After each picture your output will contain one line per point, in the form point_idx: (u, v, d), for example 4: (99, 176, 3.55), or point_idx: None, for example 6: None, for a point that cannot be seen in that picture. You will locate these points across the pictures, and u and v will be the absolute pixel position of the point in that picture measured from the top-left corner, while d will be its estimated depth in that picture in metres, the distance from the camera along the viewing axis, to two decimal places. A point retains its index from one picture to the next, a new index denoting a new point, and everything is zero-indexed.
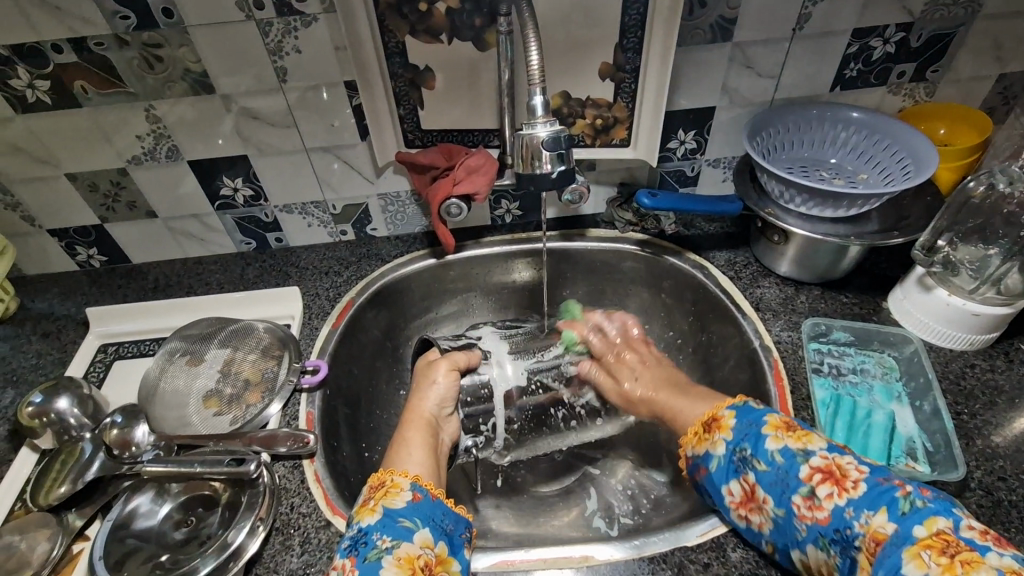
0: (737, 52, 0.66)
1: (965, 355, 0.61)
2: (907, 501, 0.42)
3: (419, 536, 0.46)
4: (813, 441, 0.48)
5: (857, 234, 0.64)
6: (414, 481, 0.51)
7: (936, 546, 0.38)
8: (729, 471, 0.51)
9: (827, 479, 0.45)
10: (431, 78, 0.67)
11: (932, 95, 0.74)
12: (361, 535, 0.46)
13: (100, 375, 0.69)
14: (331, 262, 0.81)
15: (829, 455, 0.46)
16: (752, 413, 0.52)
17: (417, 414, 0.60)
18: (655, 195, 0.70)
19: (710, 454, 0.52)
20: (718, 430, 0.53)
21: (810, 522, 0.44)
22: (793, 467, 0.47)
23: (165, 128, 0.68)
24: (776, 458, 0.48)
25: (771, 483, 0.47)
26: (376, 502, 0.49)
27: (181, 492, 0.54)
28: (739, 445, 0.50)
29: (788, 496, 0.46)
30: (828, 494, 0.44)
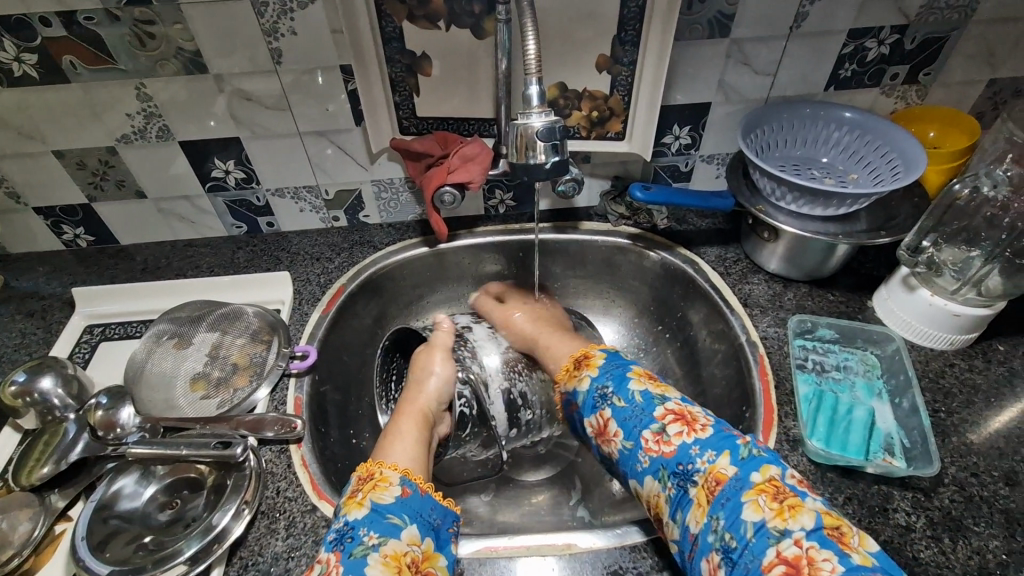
0: (734, 49, 0.67)
1: (946, 355, 0.62)
2: (747, 449, 0.47)
3: (406, 533, 0.46)
4: (669, 391, 0.54)
5: (845, 233, 0.65)
6: (403, 475, 0.50)
7: (769, 492, 0.43)
8: (590, 406, 0.57)
9: (678, 420, 0.50)
10: (427, 65, 0.66)
11: (923, 98, 0.75)
12: (348, 529, 0.45)
13: (85, 356, 0.68)
14: (322, 248, 0.81)
15: (682, 403, 0.52)
16: (619, 359, 0.59)
17: (416, 405, 0.61)
18: (648, 189, 0.70)
19: (578, 390, 0.59)
20: (586, 368, 0.60)
21: (653, 454, 0.50)
22: (649, 407, 0.52)
23: (156, 107, 0.67)
24: (636, 397, 0.53)
25: (626, 417, 0.53)
26: (365, 496, 0.48)
27: (166, 475, 0.54)
28: (602, 384, 0.56)
29: (638, 430, 0.51)
30: (678, 432, 0.50)
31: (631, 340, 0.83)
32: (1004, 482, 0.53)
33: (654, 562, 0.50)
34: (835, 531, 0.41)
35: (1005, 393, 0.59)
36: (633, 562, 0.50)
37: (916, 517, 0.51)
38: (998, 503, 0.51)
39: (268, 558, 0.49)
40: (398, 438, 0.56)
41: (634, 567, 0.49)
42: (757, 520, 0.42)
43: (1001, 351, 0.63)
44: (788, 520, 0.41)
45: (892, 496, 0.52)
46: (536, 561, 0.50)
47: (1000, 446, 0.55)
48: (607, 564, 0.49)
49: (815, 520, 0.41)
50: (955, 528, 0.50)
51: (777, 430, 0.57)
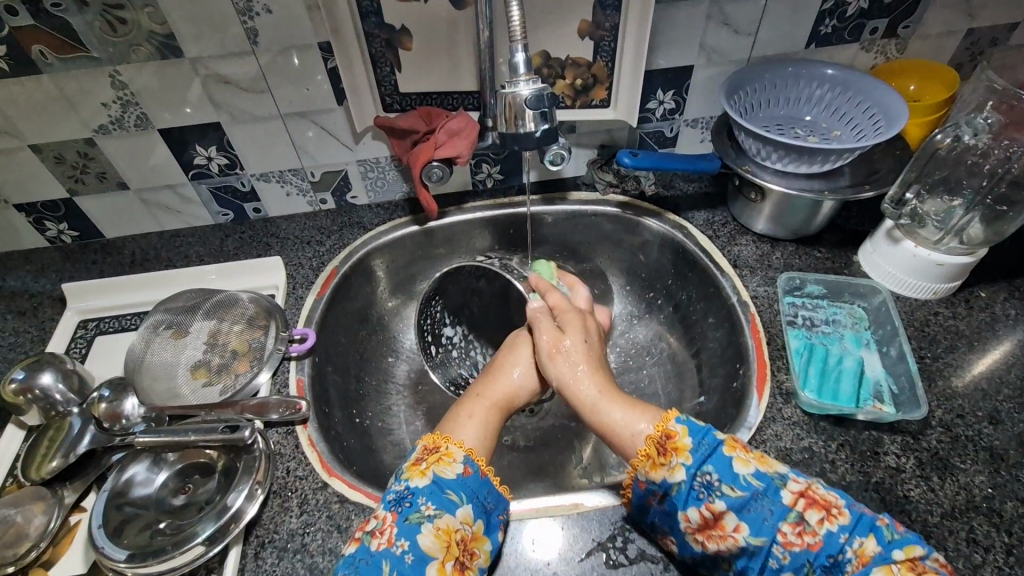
0: (715, 9, 0.66)
1: (930, 303, 0.64)
2: (888, 529, 0.44)
3: (462, 511, 0.47)
4: (775, 464, 0.48)
5: (830, 189, 0.66)
6: (466, 455, 0.51)
7: (916, 570, 0.41)
8: (690, 498, 0.47)
9: (812, 505, 0.45)
10: (406, 39, 0.65)
11: (902, 52, 0.75)
12: (408, 494, 0.48)
13: (83, 350, 0.68)
14: (311, 231, 0.80)
15: (801, 479, 0.47)
16: (704, 431, 0.49)
17: (498, 390, 0.60)
18: (635, 155, 0.69)
19: (669, 481, 0.48)
20: (676, 453, 0.48)
21: (795, 548, 0.44)
22: (775, 494, 0.46)
23: (131, 95, 0.66)
24: (752, 482, 0.46)
25: (748, 508, 0.45)
26: (429, 465, 0.49)
27: (177, 460, 0.55)
28: (702, 469, 0.47)
29: (771, 523, 0.45)
30: (819, 519, 0.44)
31: (624, 308, 0.84)
32: (987, 421, 0.55)
33: None
34: None
35: (986, 337, 0.62)
36: (639, 516, 0.51)
37: (905, 459, 0.53)
38: (982, 441, 0.54)
39: (283, 535, 0.51)
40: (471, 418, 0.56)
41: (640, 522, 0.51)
42: None
43: (983, 297, 0.65)
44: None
45: (882, 441, 0.54)
46: (545, 522, 0.52)
47: (983, 387, 0.57)
48: (614, 521, 0.51)
49: None
50: (943, 467, 0.52)
51: (771, 384, 0.59)
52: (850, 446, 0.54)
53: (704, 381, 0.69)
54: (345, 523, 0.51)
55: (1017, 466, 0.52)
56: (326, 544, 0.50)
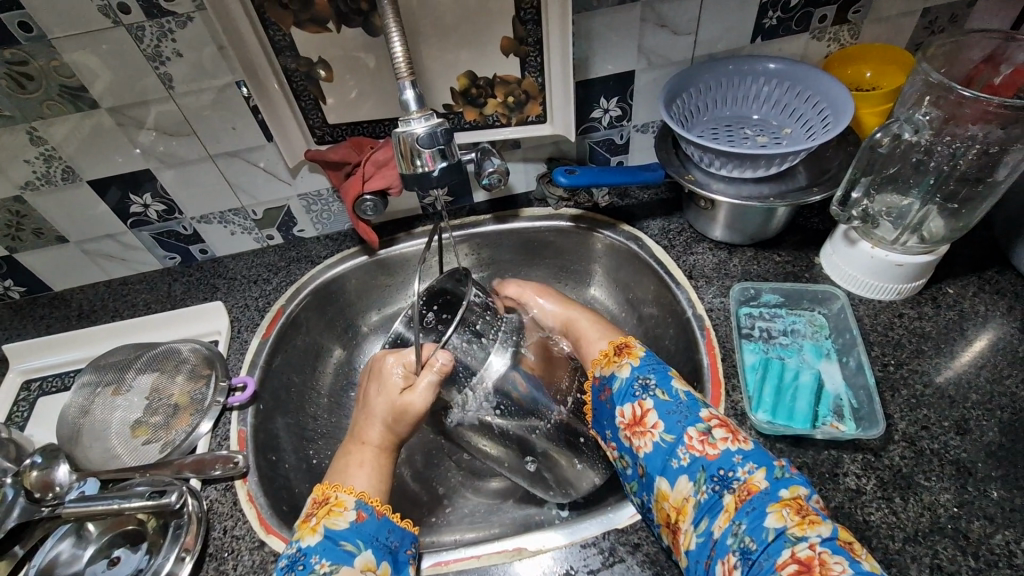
0: (648, 11, 0.63)
1: (894, 305, 0.61)
2: (782, 469, 0.45)
3: (360, 559, 0.43)
4: (711, 396, 0.51)
5: (779, 194, 0.62)
6: (359, 498, 0.47)
7: (794, 506, 0.42)
8: (627, 395, 0.52)
9: (723, 426, 0.48)
10: (327, 69, 0.63)
11: (855, 38, 0.71)
12: (300, 555, 0.43)
13: (25, 414, 0.66)
14: (259, 269, 0.78)
15: (726, 410, 0.50)
16: (662, 358, 0.55)
17: (379, 434, 0.52)
18: (571, 172, 0.67)
19: (615, 375, 0.54)
20: (627, 356, 0.54)
21: (694, 453, 0.47)
22: (694, 407, 0.50)
23: (53, 149, 0.64)
24: (681, 395, 0.51)
25: (669, 412, 0.50)
26: (318, 521, 0.45)
27: (105, 531, 0.53)
28: (644, 373, 0.52)
29: (683, 427, 0.48)
30: (723, 438, 0.47)
31: None
32: (954, 431, 0.52)
33: (603, 558, 0.49)
34: (848, 544, 0.40)
35: (955, 337, 0.58)
36: (583, 560, 0.49)
37: (866, 480, 0.50)
38: (948, 454, 0.50)
39: None
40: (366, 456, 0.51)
41: (585, 566, 0.49)
42: (778, 526, 0.41)
43: (951, 293, 0.61)
44: (807, 529, 0.40)
45: (842, 460, 0.51)
46: (486, 571, 0.49)
47: (950, 394, 0.54)
48: (558, 566, 0.49)
49: (831, 531, 0.40)
50: (906, 486, 0.49)
51: (726, 405, 0.56)
52: (809, 468, 0.51)
53: None
54: None
55: (986, 481, 0.49)
56: None
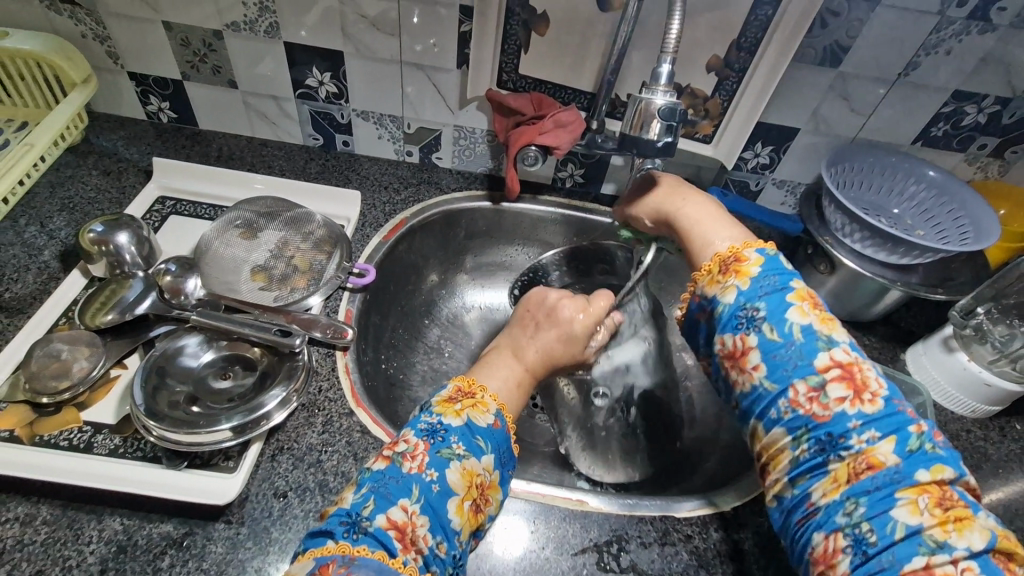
0: (839, 82, 0.68)
1: (965, 420, 0.65)
2: (918, 441, 0.38)
3: (487, 459, 0.46)
4: (837, 330, 0.43)
5: (903, 283, 0.66)
6: (498, 408, 0.50)
7: (933, 495, 0.36)
8: (729, 322, 0.45)
9: (844, 380, 0.40)
10: (544, 24, 0.67)
11: (1003, 175, 0.76)
12: (441, 428, 0.46)
13: (156, 223, 0.70)
14: (390, 178, 0.83)
15: (853, 355, 0.41)
16: (778, 271, 0.46)
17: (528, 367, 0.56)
18: (724, 195, 0.73)
19: (718, 298, 0.47)
20: (734, 276, 0.46)
21: (800, 410, 0.41)
22: (810, 351, 0.41)
23: (272, 3, 0.69)
24: (793, 333, 0.42)
25: (775, 355, 0.42)
26: (462, 408, 0.48)
27: (225, 347, 0.57)
28: (752, 302, 0.44)
29: (790, 377, 0.41)
30: (840, 397, 0.39)
31: None
32: None
33: (657, 536, 0.52)
34: (1001, 557, 0.34)
35: (1014, 467, 0.62)
36: (638, 531, 0.52)
37: None
38: None
39: (302, 446, 0.53)
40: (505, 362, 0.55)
41: (638, 537, 0.52)
42: (910, 519, 0.35)
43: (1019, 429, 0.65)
44: (953, 534, 0.34)
45: None
46: (548, 508, 0.53)
47: (999, 513, 0.58)
48: (613, 528, 0.52)
49: (985, 542, 0.34)
50: None
51: None
52: None
53: (726, 428, 0.70)
54: (362, 453, 0.53)
55: None
56: (340, 467, 0.52)
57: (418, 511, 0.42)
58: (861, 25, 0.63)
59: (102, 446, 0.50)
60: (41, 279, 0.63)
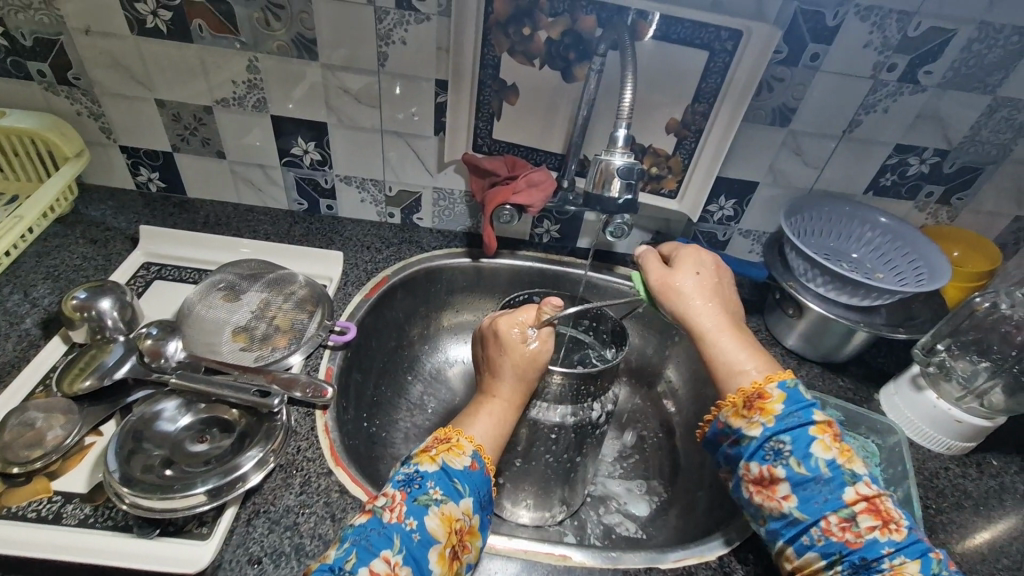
0: (790, 139, 0.73)
1: (941, 457, 0.66)
2: (937, 564, 0.44)
3: (465, 502, 0.47)
4: (855, 462, 0.48)
5: (867, 323, 0.69)
6: (475, 450, 0.51)
7: None
8: (758, 455, 0.50)
9: (870, 511, 0.46)
10: (514, 95, 0.72)
11: (952, 220, 0.80)
12: (417, 476, 0.47)
13: (140, 288, 0.71)
14: (372, 238, 0.85)
15: (874, 486, 0.47)
16: (801, 404, 0.50)
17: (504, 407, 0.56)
18: (692, 245, 0.76)
19: (748, 432, 0.51)
20: (761, 413, 0.51)
21: (833, 538, 0.46)
22: (838, 486, 0.47)
23: (260, 80, 0.74)
24: (822, 468, 0.47)
25: (806, 488, 0.48)
26: (438, 453, 0.49)
27: (203, 410, 0.57)
28: (779, 436, 0.49)
29: (822, 509, 0.47)
30: (869, 525, 0.45)
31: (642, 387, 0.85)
32: None
33: None
34: None
35: (994, 504, 0.62)
36: None
37: None
38: None
39: (279, 508, 0.52)
40: (506, 375, 0.57)
41: None
42: None
43: (995, 465, 0.66)
44: None
45: None
46: (529, 565, 0.52)
47: (983, 552, 0.57)
48: None
49: None
50: None
51: None
52: None
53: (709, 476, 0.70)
54: (340, 513, 0.52)
55: None
56: (316, 529, 0.51)
57: (400, 562, 0.42)
58: (804, 89, 0.68)
59: (71, 516, 0.49)
60: (21, 346, 0.63)
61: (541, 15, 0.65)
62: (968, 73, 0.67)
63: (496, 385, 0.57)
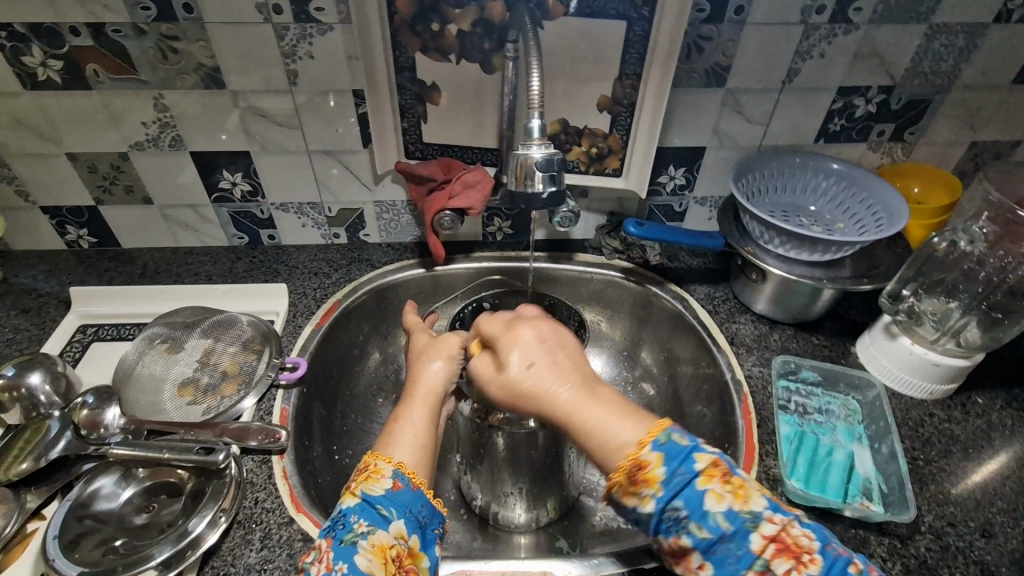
0: (729, 98, 0.70)
1: (925, 403, 0.64)
2: None
3: (395, 526, 0.45)
4: (749, 497, 0.41)
5: (831, 279, 0.67)
6: (397, 468, 0.48)
7: None
8: (661, 528, 0.42)
9: (782, 552, 0.39)
10: (436, 94, 0.69)
11: (908, 155, 0.78)
12: (340, 516, 0.45)
13: (76, 355, 0.68)
14: (320, 263, 0.82)
15: (775, 518, 0.40)
16: (679, 452, 0.42)
17: (426, 386, 0.54)
18: (642, 225, 0.72)
19: (641, 509, 0.42)
20: (647, 484, 0.42)
21: None
22: (743, 537, 0.40)
23: (171, 118, 0.70)
24: (720, 524, 0.40)
25: (715, 550, 0.40)
26: (357, 485, 0.47)
27: (146, 478, 0.54)
28: (671, 503, 0.41)
29: (738, 572, 0.39)
30: (787, 572, 0.39)
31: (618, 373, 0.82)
32: (978, 533, 0.53)
33: None
34: None
35: (982, 444, 0.60)
36: None
37: (891, 564, 0.51)
38: (972, 554, 0.51)
39: (239, 569, 0.49)
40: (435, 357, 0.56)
41: None
42: None
43: (980, 403, 0.64)
44: None
45: (868, 542, 0.52)
46: None
47: (975, 497, 0.56)
48: None
49: None
50: None
51: (759, 467, 0.58)
52: None
53: None
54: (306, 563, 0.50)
55: None
56: None
57: None
58: (734, 45, 0.65)
59: None
60: None
61: (447, 8, 0.62)
62: (900, 4, 0.64)
63: (423, 370, 0.55)
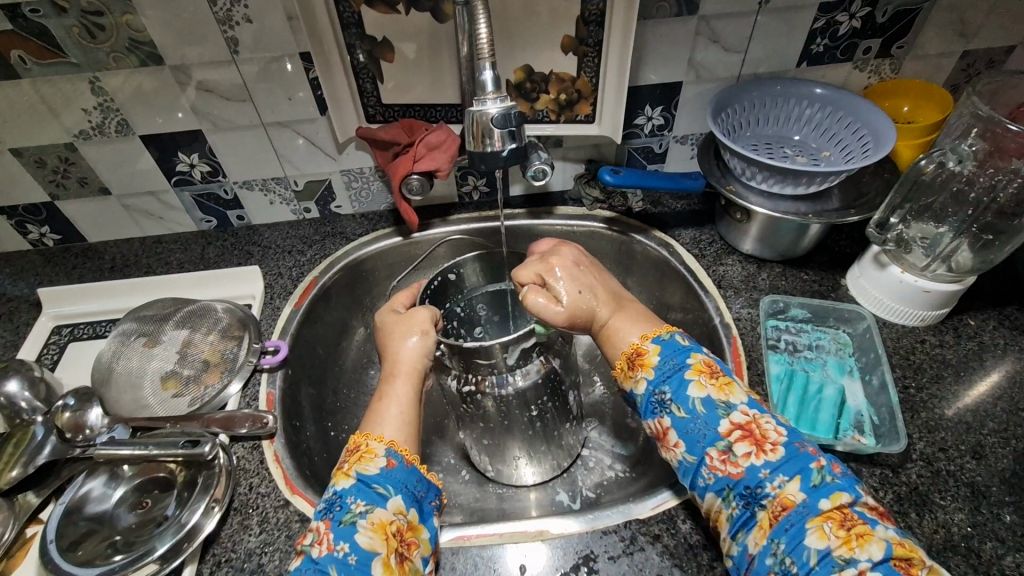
0: (703, 26, 0.65)
1: (916, 331, 0.63)
2: (819, 474, 0.42)
3: (393, 503, 0.44)
4: (733, 393, 0.47)
5: (816, 212, 0.64)
6: (389, 446, 0.47)
7: (837, 519, 0.39)
8: (648, 409, 0.49)
9: (746, 438, 0.44)
10: (389, 50, 0.64)
11: (897, 72, 0.74)
12: (336, 498, 0.44)
13: (54, 357, 0.68)
14: (293, 240, 0.80)
15: (749, 412, 0.46)
16: (677, 351, 0.50)
17: (405, 362, 0.54)
18: (617, 172, 0.69)
19: (634, 391, 0.50)
20: (642, 368, 0.50)
21: (719, 474, 0.44)
22: (713, 420, 0.45)
23: (113, 101, 0.66)
24: (696, 407, 0.46)
25: (688, 429, 0.46)
26: (351, 466, 0.46)
27: (135, 475, 0.55)
28: (659, 387, 0.48)
29: (703, 446, 0.45)
30: (746, 453, 0.44)
31: None
32: (970, 455, 0.53)
33: (624, 546, 0.50)
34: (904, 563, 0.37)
35: (974, 366, 0.60)
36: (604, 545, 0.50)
37: (883, 493, 0.51)
38: (963, 476, 0.52)
39: (240, 554, 0.50)
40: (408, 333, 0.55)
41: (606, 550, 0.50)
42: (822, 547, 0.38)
43: (972, 325, 0.63)
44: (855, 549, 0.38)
45: (861, 473, 0.52)
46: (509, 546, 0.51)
47: (967, 420, 0.56)
48: (580, 548, 0.50)
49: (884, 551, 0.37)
50: (922, 503, 0.50)
51: None
52: None
53: None
54: None
55: (998, 504, 0.50)
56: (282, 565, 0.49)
57: None
58: None
59: None
60: None
61: None
62: None
63: (400, 348, 0.54)
